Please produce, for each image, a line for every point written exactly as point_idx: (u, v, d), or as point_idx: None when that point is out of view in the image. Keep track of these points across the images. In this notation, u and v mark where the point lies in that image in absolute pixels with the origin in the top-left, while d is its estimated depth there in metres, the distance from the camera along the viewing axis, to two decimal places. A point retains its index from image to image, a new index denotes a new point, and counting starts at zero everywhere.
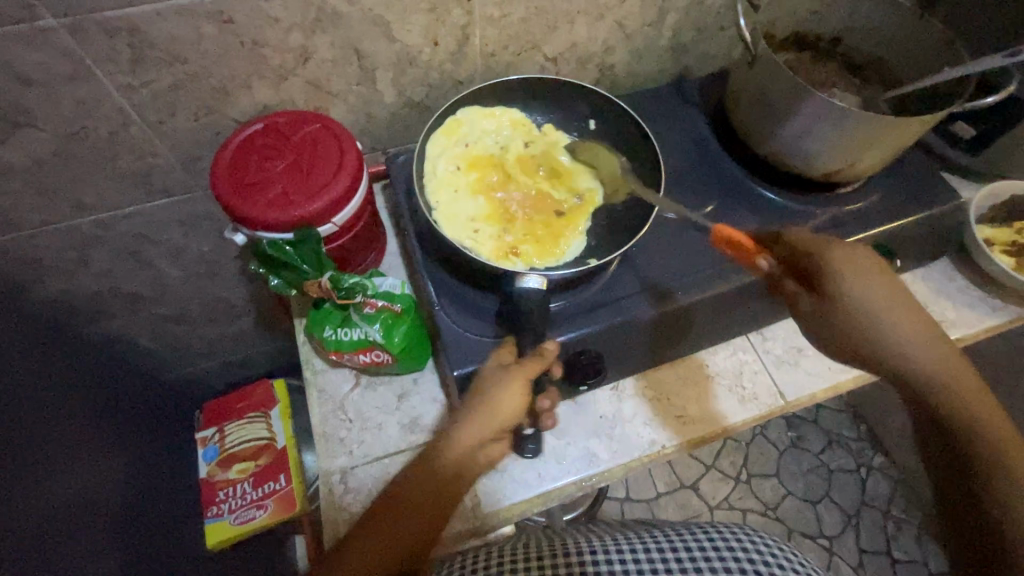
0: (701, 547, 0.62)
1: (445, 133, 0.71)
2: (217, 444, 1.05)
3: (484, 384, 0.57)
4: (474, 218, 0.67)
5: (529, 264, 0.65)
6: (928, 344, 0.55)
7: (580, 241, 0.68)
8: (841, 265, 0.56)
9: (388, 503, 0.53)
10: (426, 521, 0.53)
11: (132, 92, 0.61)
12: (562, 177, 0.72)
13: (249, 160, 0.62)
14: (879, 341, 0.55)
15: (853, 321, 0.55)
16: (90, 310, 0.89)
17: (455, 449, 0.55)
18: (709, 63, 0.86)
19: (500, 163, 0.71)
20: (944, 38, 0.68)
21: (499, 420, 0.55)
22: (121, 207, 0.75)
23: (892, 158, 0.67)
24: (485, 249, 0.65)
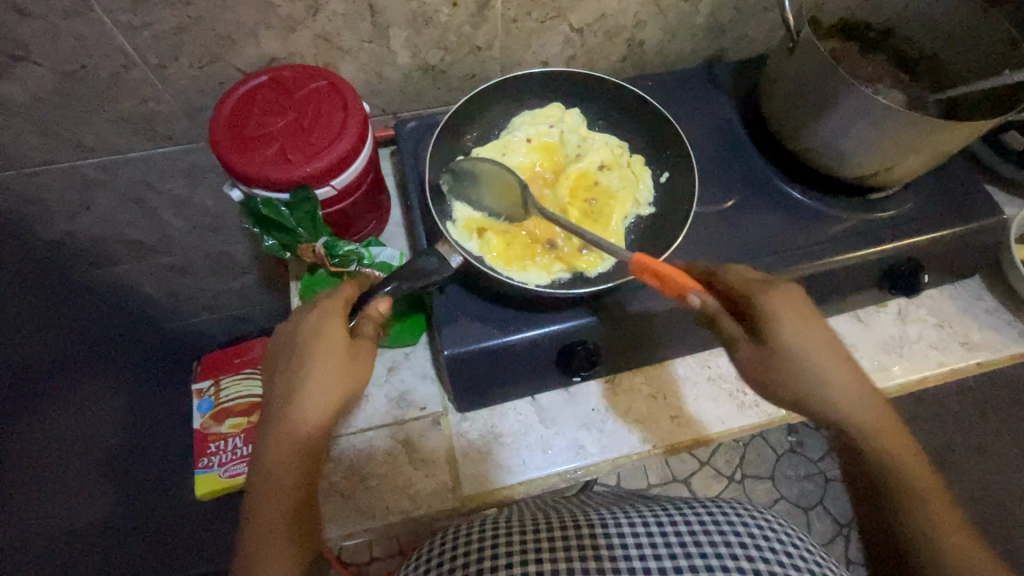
0: (704, 528, 0.55)
1: (544, 111, 0.70)
2: (212, 397, 1.05)
3: (312, 350, 0.52)
4: (486, 185, 0.66)
5: (481, 250, 0.63)
6: (867, 407, 0.51)
7: (534, 276, 0.62)
8: (780, 308, 0.52)
9: (266, 498, 0.50)
10: (292, 490, 0.51)
11: (133, 33, 0.58)
12: (594, 220, 0.65)
13: (250, 113, 0.60)
14: (817, 398, 0.51)
15: (792, 375, 0.51)
16: (93, 254, 0.89)
17: (303, 427, 0.51)
18: (747, 47, 0.81)
19: (565, 168, 0.68)
20: (1007, 38, 0.63)
21: (335, 389, 0.52)
22: (123, 152, 0.73)
23: (933, 165, 0.62)
24: (461, 210, 0.65)
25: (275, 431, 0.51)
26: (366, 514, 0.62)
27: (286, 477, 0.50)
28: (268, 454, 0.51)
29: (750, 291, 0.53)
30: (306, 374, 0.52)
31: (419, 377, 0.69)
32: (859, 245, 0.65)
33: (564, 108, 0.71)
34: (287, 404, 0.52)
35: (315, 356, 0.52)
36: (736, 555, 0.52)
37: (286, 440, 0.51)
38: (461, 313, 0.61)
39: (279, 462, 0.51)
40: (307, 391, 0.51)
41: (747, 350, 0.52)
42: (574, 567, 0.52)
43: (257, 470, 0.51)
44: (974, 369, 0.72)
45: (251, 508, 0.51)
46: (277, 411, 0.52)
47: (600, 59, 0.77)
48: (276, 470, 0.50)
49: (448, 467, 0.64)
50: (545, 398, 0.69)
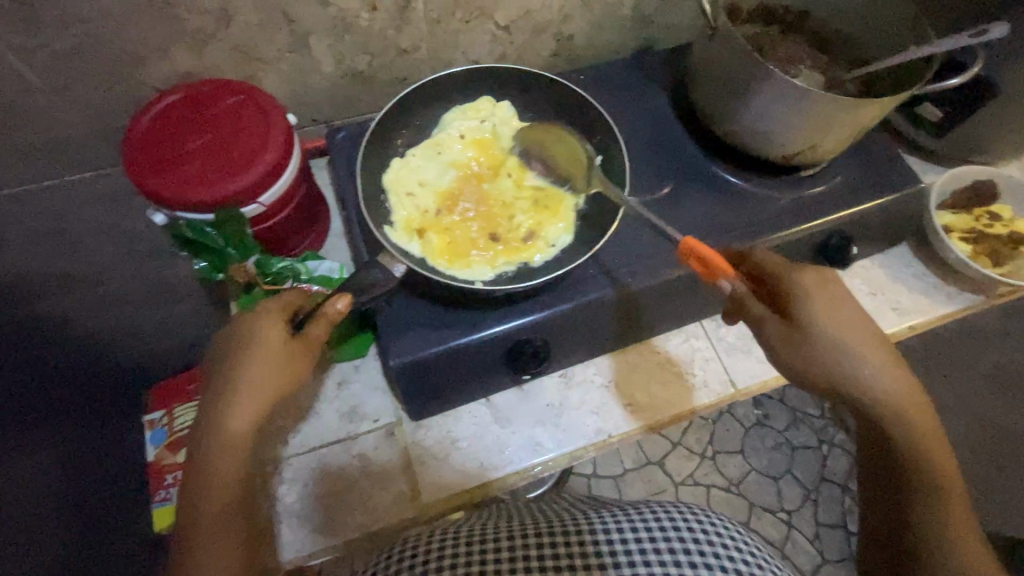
0: (652, 537, 0.56)
1: (477, 104, 0.70)
2: (166, 427, 0.98)
3: (245, 352, 0.51)
4: (424, 186, 0.65)
5: (423, 252, 0.62)
6: (911, 395, 0.53)
7: (479, 272, 0.62)
8: (811, 290, 0.53)
9: (201, 501, 0.50)
10: (221, 497, 0.50)
11: (30, 55, 0.55)
12: (537, 211, 0.65)
13: (165, 133, 0.57)
14: (850, 373, 0.52)
15: (826, 350, 0.52)
16: (19, 290, 0.85)
17: (231, 428, 0.50)
18: (674, 35, 0.82)
19: (503, 161, 0.68)
20: (911, 13, 0.66)
21: (267, 391, 0.51)
22: (37, 181, 0.69)
23: (853, 141, 0.64)
24: (399, 213, 0.64)
25: (206, 436, 0.50)
26: (325, 535, 0.61)
27: (218, 479, 0.50)
28: (201, 458, 0.50)
29: (779, 270, 0.54)
30: (235, 378, 0.51)
31: (370, 389, 0.68)
32: (789, 222, 0.67)
33: (494, 101, 0.70)
34: (218, 407, 0.51)
35: (247, 362, 0.51)
36: (679, 564, 0.54)
37: (216, 443, 0.50)
38: (405, 322, 0.60)
39: (210, 466, 0.50)
40: (236, 393, 0.50)
41: (773, 326, 0.54)
42: (562, 566, 0.54)
43: (191, 474, 0.50)
44: (908, 333, 0.76)
45: (187, 511, 0.50)
46: (207, 414, 0.51)
47: (530, 56, 0.77)
48: (209, 474, 0.50)
49: (405, 478, 0.64)
50: (500, 398, 0.69)
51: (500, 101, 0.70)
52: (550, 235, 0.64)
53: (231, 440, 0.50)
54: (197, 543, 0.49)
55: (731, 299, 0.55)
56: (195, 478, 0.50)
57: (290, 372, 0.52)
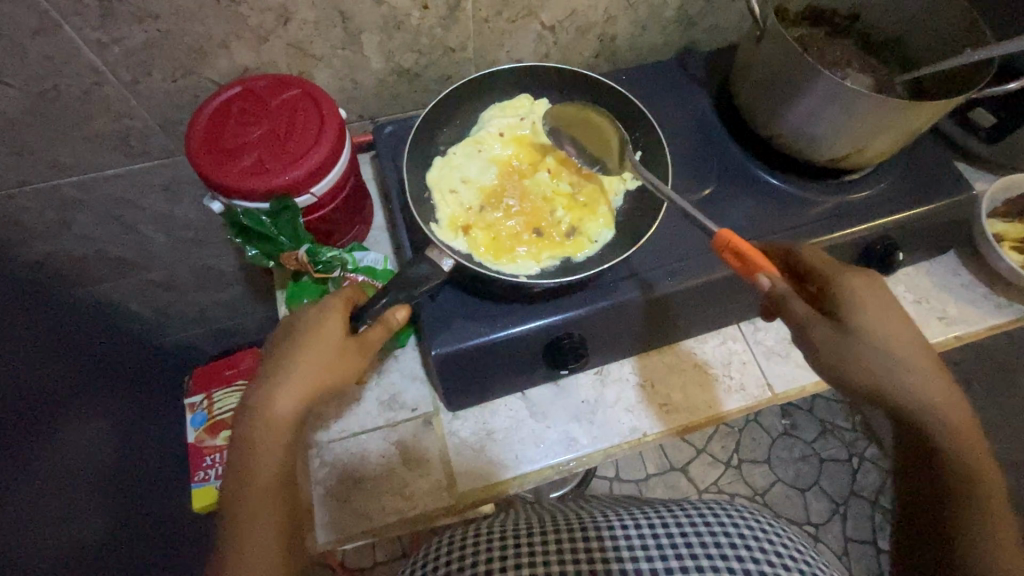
0: (681, 528, 0.58)
1: (515, 102, 0.70)
2: (205, 410, 1.08)
3: (300, 339, 0.53)
4: (467, 183, 0.66)
5: (468, 247, 0.63)
6: (952, 405, 0.52)
7: (525, 267, 0.62)
8: (860, 291, 0.52)
9: (244, 479, 0.51)
10: (269, 474, 0.51)
11: (103, 49, 0.58)
12: (580, 207, 0.66)
13: (225, 124, 0.60)
14: (893, 376, 0.51)
15: (871, 353, 0.51)
16: (76, 273, 0.89)
17: (279, 410, 0.52)
18: (718, 37, 0.82)
19: (544, 159, 0.68)
20: (968, 17, 0.64)
21: (316, 378, 0.52)
22: (101, 169, 0.73)
23: (904, 144, 0.63)
24: (444, 210, 0.65)
25: (258, 413, 0.52)
26: (364, 518, 0.62)
27: (267, 455, 0.51)
28: (251, 433, 0.51)
29: (826, 270, 0.53)
30: (290, 360, 0.52)
31: (408, 378, 0.70)
32: (834, 227, 0.67)
33: (533, 99, 0.71)
34: (270, 388, 0.52)
35: (304, 348, 0.53)
36: (713, 556, 0.55)
37: (265, 424, 0.51)
38: (446, 313, 0.61)
39: (257, 444, 0.51)
40: (287, 376, 0.52)
41: (826, 326, 0.51)
42: (583, 568, 0.54)
43: (237, 451, 0.52)
44: (953, 343, 0.74)
45: (230, 488, 0.51)
46: (257, 394, 0.52)
47: (573, 56, 0.78)
48: (257, 453, 0.51)
49: (442, 467, 0.65)
50: (536, 393, 0.69)
51: (540, 99, 0.71)
52: (593, 230, 0.65)
53: (283, 420, 0.52)
54: (244, 515, 0.50)
55: (770, 299, 0.53)
56: (244, 451, 0.51)
57: (339, 361, 0.53)
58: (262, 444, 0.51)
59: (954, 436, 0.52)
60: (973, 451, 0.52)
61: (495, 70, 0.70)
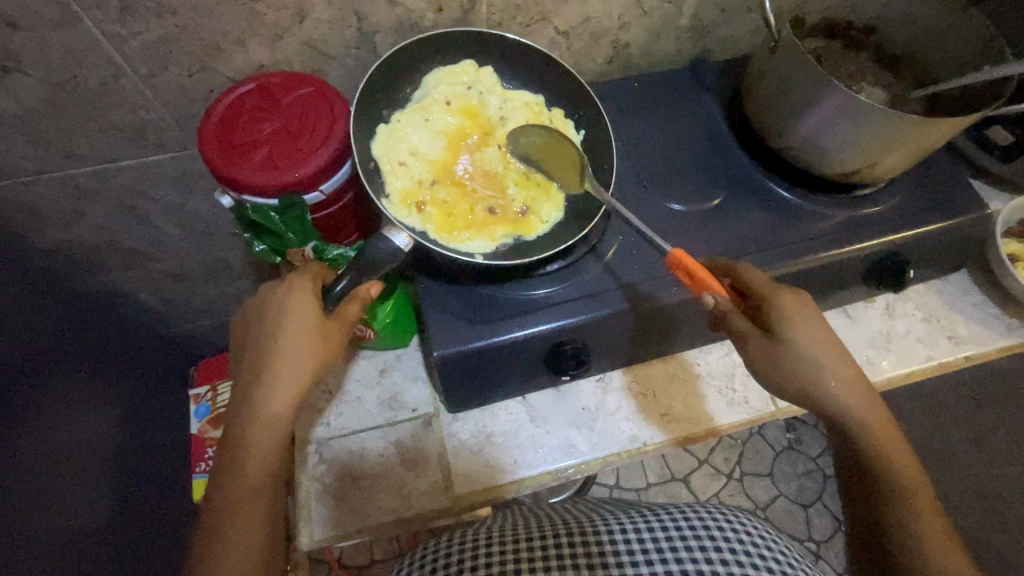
0: (666, 532, 0.57)
1: (460, 68, 0.66)
2: (209, 402, 1.12)
3: (283, 331, 0.52)
4: (416, 155, 0.63)
5: (422, 225, 0.61)
6: (872, 406, 0.54)
7: (481, 246, 0.61)
8: (789, 305, 0.53)
9: (234, 483, 0.50)
10: (259, 469, 0.51)
11: (122, 43, 0.59)
12: (533, 184, 0.65)
13: (238, 120, 0.60)
14: (816, 389, 0.53)
15: (799, 363, 0.53)
16: (88, 261, 0.90)
17: (272, 407, 0.51)
18: (732, 47, 0.82)
19: (493, 132, 0.65)
20: (986, 34, 0.63)
21: (307, 370, 0.52)
22: (116, 161, 0.74)
23: (917, 161, 0.62)
24: (394, 183, 0.61)
25: (248, 408, 0.51)
26: (360, 516, 0.62)
27: (258, 450, 0.51)
28: (242, 429, 0.51)
29: (761, 287, 0.55)
30: (276, 350, 0.52)
31: (410, 379, 0.70)
32: (844, 241, 0.66)
33: (478, 66, 0.67)
34: (260, 383, 0.52)
35: (288, 339, 0.52)
36: (696, 560, 0.54)
37: (257, 424, 0.51)
38: (443, 311, 0.61)
39: (251, 446, 0.51)
40: (279, 373, 0.52)
41: (757, 344, 0.53)
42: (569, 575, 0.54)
43: (228, 457, 0.51)
44: (963, 363, 0.73)
45: (219, 496, 0.50)
46: (249, 392, 0.52)
47: (586, 62, 0.78)
48: (249, 448, 0.51)
49: (440, 468, 0.65)
50: (536, 398, 0.69)
51: (485, 67, 0.68)
52: (546, 210, 0.64)
53: (274, 412, 0.51)
54: (234, 513, 0.50)
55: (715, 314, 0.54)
56: (234, 448, 0.51)
57: (330, 349, 0.54)
58: (253, 439, 0.51)
59: (877, 439, 0.54)
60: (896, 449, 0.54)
61: (446, 34, 0.65)
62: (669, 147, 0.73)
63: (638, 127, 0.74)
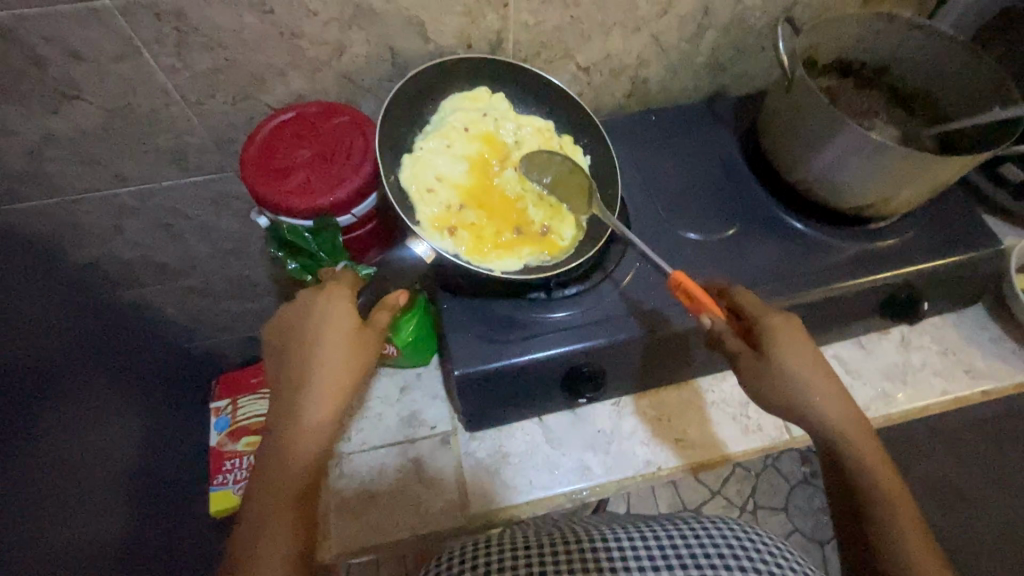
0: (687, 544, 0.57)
1: (473, 97, 0.69)
2: (228, 415, 1.11)
3: (320, 335, 0.55)
4: (442, 180, 0.65)
5: (455, 247, 0.63)
6: (852, 421, 0.55)
7: (511, 264, 0.63)
8: (778, 325, 0.55)
9: (278, 485, 0.52)
10: (302, 471, 0.53)
11: (175, 73, 0.64)
12: (553, 203, 0.67)
13: (277, 146, 0.64)
14: (802, 405, 0.55)
15: (787, 380, 0.54)
16: (123, 276, 0.94)
17: (312, 407, 0.54)
18: (747, 83, 0.85)
19: (509, 155, 0.68)
20: (996, 76, 0.66)
21: (343, 370, 0.54)
22: (157, 181, 0.78)
23: (929, 196, 0.64)
24: (425, 210, 0.63)
25: (291, 412, 0.53)
26: (378, 531, 0.63)
27: (303, 452, 0.53)
28: (285, 432, 0.53)
29: (753, 309, 0.57)
30: (318, 355, 0.54)
31: (429, 398, 0.72)
32: (858, 273, 0.67)
33: (491, 93, 0.71)
34: (304, 387, 0.54)
35: (330, 344, 0.54)
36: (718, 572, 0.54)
37: (302, 427, 0.53)
38: (465, 330, 0.63)
39: (297, 446, 0.53)
40: (323, 377, 0.54)
41: (744, 359, 0.55)
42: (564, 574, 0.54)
43: (273, 458, 0.53)
44: (980, 398, 0.72)
45: (261, 500, 0.51)
46: (292, 395, 0.54)
47: (606, 96, 0.81)
48: (294, 450, 0.53)
49: (457, 486, 0.66)
50: (552, 419, 0.70)
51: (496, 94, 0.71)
52: (563, 227, 0.66)
53: (318, 414, 0.54)
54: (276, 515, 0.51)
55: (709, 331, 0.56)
56: (277, 450, 0.53)
57: (368, 355, 0.56)
58: (297, 441, 0.53)
59: (859, 458, 0.54)
60: (883, 472, 0.54)
61: (458, 60, 0.68)
62: (683, 178, 0.75)
63: (653, 159, 0.77)
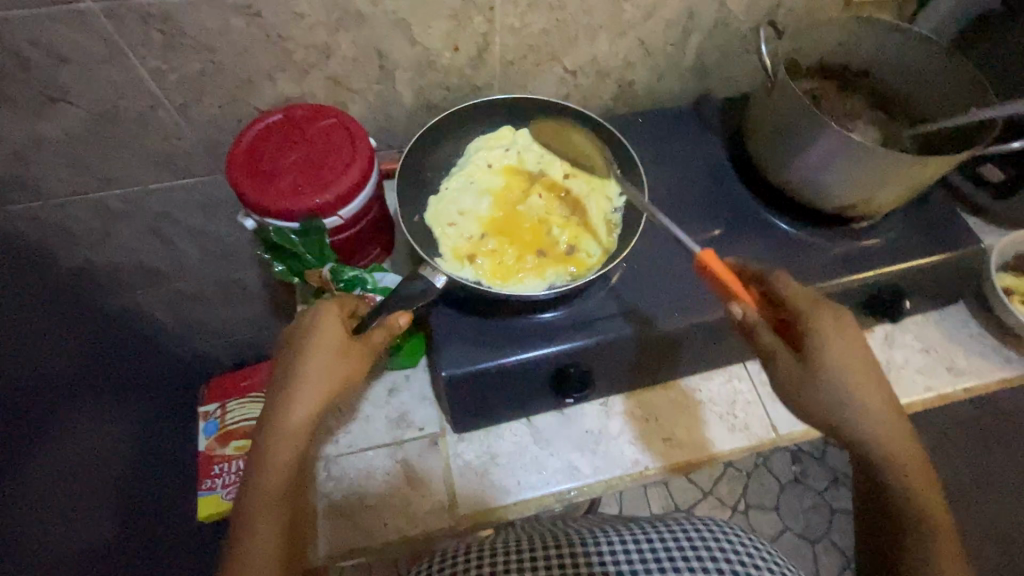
0: (667, 547, 0.58)
1: (496, 135, 0.73)
2: (217, 419, 1.08)
3: (309, 349, 0.54)
4: (464, 214, 0.67)
5: (475, 274, 0.63)
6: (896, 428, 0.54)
7: (533, 285, 0.63)
8: (829, 331, 0.53)
9: (254, 491, 0.52)
10: (276, 479, 0.52)
11: (161, 76, 0.64)
12: (576, 223, 0.67)
13: (265, 149, 0.64)
14: (846, 411, 0.53)
15: (833, 388, 0.53)
16: (111, 280, 0.93)
17: (296, 421, 0.53)
18: (733, 86, 0.86)
19: (532, 185, 0.70)
20: (972, 78, 0.67)
21: (329, 386, 0.54)
22: (145, 184, 0.78)
23: (910, 196, 0.65)
24: (447, 243, 0.66)
25: (269, 419, 0.53)
26: (365, 533, 0.63)
27: (278, 459, 0.52)
28: (263, 439, 0.53)
29: (803, 309, 0.54)
30: (298, 363, 0.54)
31: (417, 399, 0.72)
32: (842, 272, 0.68)
33: (515, 129, 0.74)
34: (284, 394, 0.54)
35: (311, 353, 0.54)
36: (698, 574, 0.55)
37: (278, 434, 0.53)
38: (455, 335, 0.63)
39: (273, 453, 0.52)
40: (301, 385, 0.53)
41: (786, 362, 0.54)
42: None
43: (252, 464, 0.53)
44: (961, 395, 0.74)
45: (242, 504, 0.52)
46: (273, 402, 0.54)
47: (593, 99, 0.82)
48: (268, 458, 0.52)
49: (445, 487, 0.66)
50: (541, 420, 0.71)
51: (519, 129, 0.74)
52: (589, 246, 0.66)
53: (293, 422, 0.53)
54: (252, 521, 0.51)
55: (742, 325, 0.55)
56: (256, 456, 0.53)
57: (350, 366, 0.55)
58: (272, 449, 0.53)
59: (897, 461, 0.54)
60: (920, 480, 0.55)
61: (472, 104, 0.72)
62: (670, 179, 0.76)
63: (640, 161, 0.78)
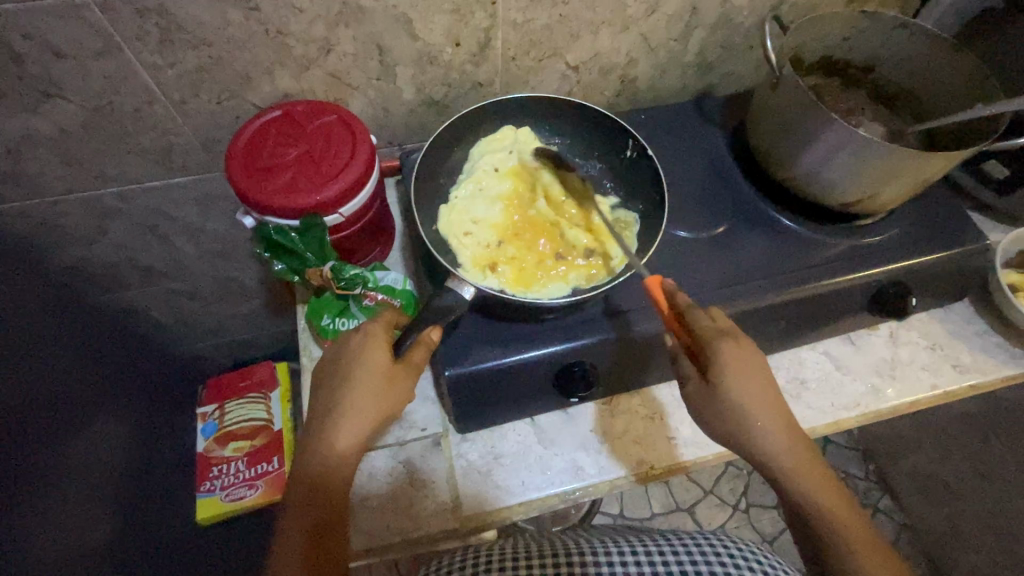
0: (676, 559, 0.57)
1: (498, 136, 0.72)
2: (216, 421, 1.10)
3: (354, 375, 0.54)
4: (478, 223, 0.67)
5: (498, 283, 0.63)
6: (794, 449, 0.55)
7: (555, 289, 0.63)
8: (727, 359, 0.54)
9: (297, 519, 0.52)
10: (320, 509, 0.52)
11: (158, 72, 0.63)
12: (591, 224, 0.68)
13: (264, 145, 0.63)
14: (747, 441, 0.55)
15: (729, 412, 0.54)
16: (106, 279, 0.92)
17: (339, 447, 0.53)
18: (735, 83, 0.85)
19: (542, 187, 0.70)
20: (978, 74, 0.67)
21: (374, 414, 0.54)
22: (141, 181, 0.77)
23: (914, 192, 0.64)
24: (465, 252, 0.65)
25: (313, 447, 0.53)
26: (368, 536, 0.62)
27: (323, 488, 0.52)
28: (307, 467, 0.53)
29: (705, 341, 0.55)
30: (346, 391, 0.54)
31: (421, 399, 0.71)
32: (848, 268, 0.67)
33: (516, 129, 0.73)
34: (331, 422, 0.54)
35: (358, 381, 0.54)
36: None
37: (325, 461, 0.53)
38: (456, 335, 0.62)
39: (317, 480, 0.52)
40: (348, 414, 0.54)
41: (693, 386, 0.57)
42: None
43: (296, 492, 0.53)
44: (967, 392, 0.73)
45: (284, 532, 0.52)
46: (317, 429, 0.54)
47: (595, 95, 0.81)
48: (314, 486, 0.52)
49: (449, 489, 0.65)
50: (545, 419, 0.70)
51: (521, 129, 0.73)
52: (608, 245, 0.66)
53: (339, 451, 0.53)
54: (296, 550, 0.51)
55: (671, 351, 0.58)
56: (300, 483, 0.53)
57: (395, 394, 0.55)
58: (316, 477, 0.53)
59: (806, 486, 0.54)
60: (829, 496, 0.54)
61: (480, 108, 0.71)
62: (674, 176, 0.75)
63: None
